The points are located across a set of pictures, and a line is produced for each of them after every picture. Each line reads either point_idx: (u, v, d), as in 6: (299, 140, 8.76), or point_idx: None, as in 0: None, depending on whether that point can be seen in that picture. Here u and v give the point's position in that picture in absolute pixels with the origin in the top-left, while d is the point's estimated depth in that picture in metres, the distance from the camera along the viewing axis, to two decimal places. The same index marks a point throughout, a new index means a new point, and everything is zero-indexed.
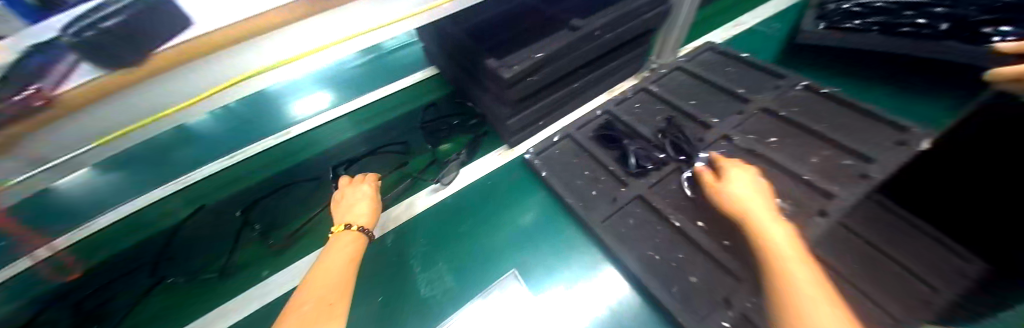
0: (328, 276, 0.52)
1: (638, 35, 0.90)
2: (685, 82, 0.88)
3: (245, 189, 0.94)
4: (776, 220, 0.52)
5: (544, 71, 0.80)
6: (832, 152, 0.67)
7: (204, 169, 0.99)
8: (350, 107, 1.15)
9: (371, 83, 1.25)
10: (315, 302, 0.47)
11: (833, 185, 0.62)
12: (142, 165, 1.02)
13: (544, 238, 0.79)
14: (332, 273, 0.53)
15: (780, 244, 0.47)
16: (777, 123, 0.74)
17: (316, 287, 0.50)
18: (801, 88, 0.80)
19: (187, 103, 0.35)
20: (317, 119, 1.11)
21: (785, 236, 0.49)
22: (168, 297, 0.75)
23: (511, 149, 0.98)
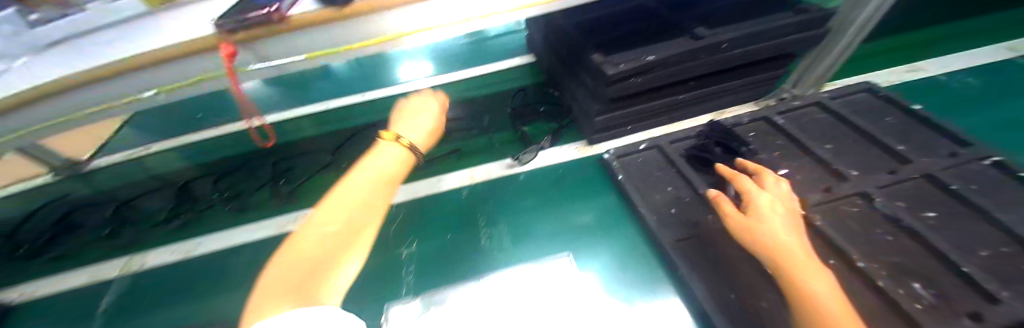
0: (344, 204, 0.50)
1: (772, 57, 0.79)
2: (819, 121, 0.75)
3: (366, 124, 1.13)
4: (811, 260, 0.47)
5: (651, 74, 0.76)
6: (1012, 250, 0.50)
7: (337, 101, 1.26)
8: (452, 79, 1.27)
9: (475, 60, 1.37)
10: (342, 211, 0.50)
11: (998, 284, 0.47)
12: (294, 87, 1.37)
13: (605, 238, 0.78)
14: (353, 197, 0.51)
15: (813, 280, 0.45)
16: (940, 197, 0.58)
17: (326, 215, 0.49)
18: (988, 162, 0.61)
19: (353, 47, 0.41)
20: (424, 83, 1.27)
21: (816, 269, 0.46)
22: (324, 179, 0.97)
23: (591, 146, 0.97)
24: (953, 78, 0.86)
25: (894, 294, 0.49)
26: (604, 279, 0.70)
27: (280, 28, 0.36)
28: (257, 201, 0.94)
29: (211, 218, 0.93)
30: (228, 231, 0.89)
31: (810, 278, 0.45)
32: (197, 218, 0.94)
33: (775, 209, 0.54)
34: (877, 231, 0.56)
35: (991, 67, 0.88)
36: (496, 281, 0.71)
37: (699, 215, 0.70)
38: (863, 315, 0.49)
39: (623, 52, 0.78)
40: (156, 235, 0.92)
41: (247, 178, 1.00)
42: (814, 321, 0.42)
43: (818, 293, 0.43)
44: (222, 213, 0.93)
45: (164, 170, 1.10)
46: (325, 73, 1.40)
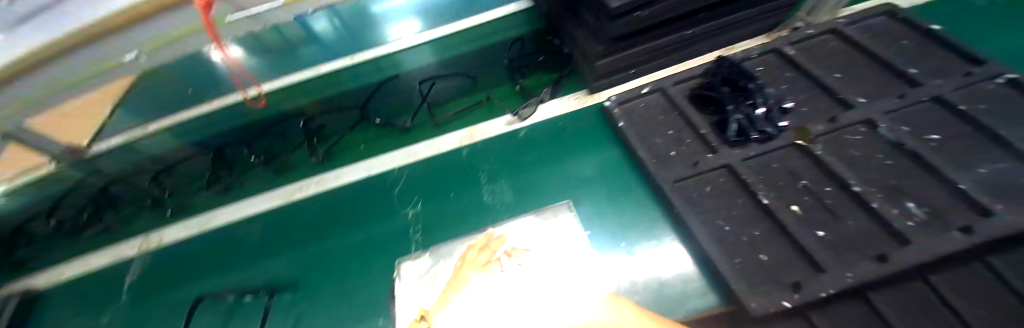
0: None
1: None
2: (832, 49, 0.71)
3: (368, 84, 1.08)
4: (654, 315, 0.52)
5: (655, 6, 0.70)
6: (1011, 166, 0.51)
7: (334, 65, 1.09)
8: (447, 29, 1.14)
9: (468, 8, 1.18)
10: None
11: (989, 197, 0.48)
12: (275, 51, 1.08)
13: (607, 184, 0.78)
14: None
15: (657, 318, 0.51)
16: (948, 119, 0.57)
17: None
18: (1001, 81, 0.59)
19: None
20: (422, 36, 1.13)
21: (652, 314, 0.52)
22: (360, 134, 1.03)
23: (592, 95, 0.93)
24: None
25: (889, 216, 0.51)
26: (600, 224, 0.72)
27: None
28: (293, 161, 1.00)
29: (256, 177, 0.98)
30: (245, 200, 0.95)
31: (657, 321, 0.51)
32: (235, 182, 0.98)
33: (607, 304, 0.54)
34: (877, 156, 0.56)
35: None
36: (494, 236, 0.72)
37: (698, 154, 0.69)
38: (853, 234, 0.51)
39: None
40: (201, 198, 0.97)
41: (280, 139, 1.04)
42: None
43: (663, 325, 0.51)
44: (264, 173, 0.98)
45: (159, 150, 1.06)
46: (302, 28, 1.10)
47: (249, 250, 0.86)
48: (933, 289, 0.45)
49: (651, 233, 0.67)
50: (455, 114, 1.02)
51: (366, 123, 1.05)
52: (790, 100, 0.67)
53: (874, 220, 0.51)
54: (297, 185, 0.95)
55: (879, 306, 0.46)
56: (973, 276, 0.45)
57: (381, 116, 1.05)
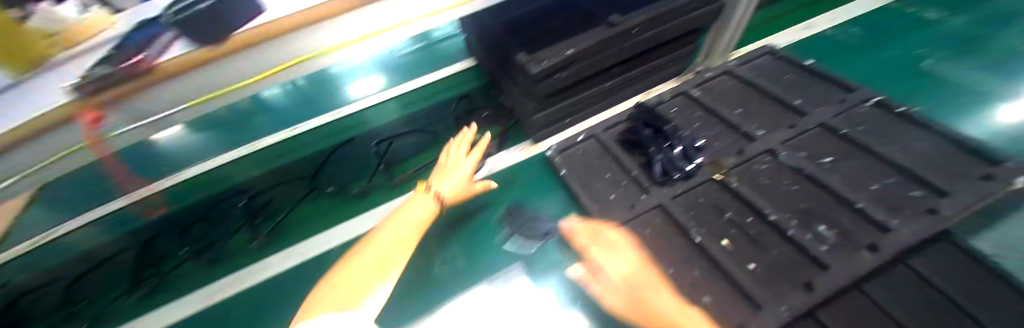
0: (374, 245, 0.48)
1: (685, 34, 0.82)
2: (732, 87, 0.79)
3: (318, 151, 1.08)
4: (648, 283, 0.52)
5: (573, 68, 0.76)
6: (895, 181, 0.56)
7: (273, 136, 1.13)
8: (397, 91, 1.23)
9: (421, 69, 1.30)
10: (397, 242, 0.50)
11: (883, 213, 0.53)
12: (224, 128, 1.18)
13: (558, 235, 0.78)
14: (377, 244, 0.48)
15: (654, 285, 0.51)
16: (836, 142, 0.64)
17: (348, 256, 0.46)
18: (870, 104, 0.68)
19: (282, 68, 0.39)
20: (369, 100, 1.20)
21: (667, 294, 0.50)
22: (311, 205, 0.95)
23: (535, 145, 0.97)
24: (841, 30, 0.94)
25: (805, 241, 0.54)
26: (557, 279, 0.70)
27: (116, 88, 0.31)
28: (233, 249, 0.88)
29: (189, 274, 0.84)
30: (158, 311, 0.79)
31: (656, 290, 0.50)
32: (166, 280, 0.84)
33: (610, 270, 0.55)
34: (785, 182, 0.61)
35: (875, 15, 0.97)
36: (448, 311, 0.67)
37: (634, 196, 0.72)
38: (781, 263, 0.53)
39: (547, 48, 0.77)
40: (119, 309, 0.79)
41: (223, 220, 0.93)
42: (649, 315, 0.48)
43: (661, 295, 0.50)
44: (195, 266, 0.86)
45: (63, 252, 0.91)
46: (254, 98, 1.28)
47: None
48: (872, 300, 0.48)
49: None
50: (415, 173, 0.96)
51: (319, 192, 0.97)
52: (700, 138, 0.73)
53: (794, 248, 0.54)
54: (225, 283, 0.82)
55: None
56: (902, 279, 0.49)
57: (335, 183, 0.98)
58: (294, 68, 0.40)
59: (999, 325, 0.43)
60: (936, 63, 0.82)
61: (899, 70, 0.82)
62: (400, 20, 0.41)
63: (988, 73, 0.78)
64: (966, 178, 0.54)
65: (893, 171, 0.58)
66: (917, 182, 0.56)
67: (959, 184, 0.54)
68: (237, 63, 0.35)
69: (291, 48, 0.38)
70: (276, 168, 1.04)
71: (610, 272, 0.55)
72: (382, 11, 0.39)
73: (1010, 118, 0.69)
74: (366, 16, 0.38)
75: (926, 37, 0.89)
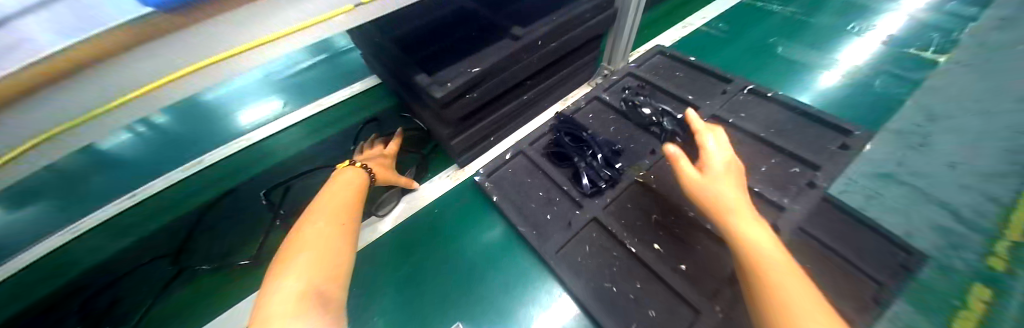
0: (319, 228, 0.46)
1: (587, 41, 0.83)
2: (636, 89, 0.83)
3: (177, 217, 0.79)
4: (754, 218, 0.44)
5: (483, 86, 0.71)
6: (779, 161, 0.64)
7: (110, 205, 0.78)
8: (291, 118, 0.97)
9: (323, 88, 1.07)
10: (325, 221, 0.47)
11: (775, 193, 0.60)
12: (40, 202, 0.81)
13: (501, 269, 0.69)
14: (325, 228, 0.46)
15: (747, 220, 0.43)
16: (728, 130, 0.70)
17: (307, 237, 0.44)
18: (748, 91, 0.77)
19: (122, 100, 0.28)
20: (253, 136, 0.93)
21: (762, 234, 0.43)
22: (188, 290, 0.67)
23: (462, 169, 0.87)
24: (709, 25, 1.07)
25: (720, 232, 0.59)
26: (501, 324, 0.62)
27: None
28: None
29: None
30: None
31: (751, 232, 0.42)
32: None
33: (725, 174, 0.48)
34: None
35: (729, 9, 1.13)
36: None
37: (568, 212, 0.69)
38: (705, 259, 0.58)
39: (450, 67, 0.71)
40: None
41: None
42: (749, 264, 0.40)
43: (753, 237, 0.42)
44: None
45: None
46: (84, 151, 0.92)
47: None
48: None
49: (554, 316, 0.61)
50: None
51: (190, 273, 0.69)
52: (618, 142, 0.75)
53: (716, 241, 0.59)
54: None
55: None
56: (798, 246, 0.56)
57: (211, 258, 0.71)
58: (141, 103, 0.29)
59: (875, 274, 0.51)
60: (785, 48, 0.97)
61: (755, 54, 0.97)
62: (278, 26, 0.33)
63: (812, 48, 0.97)
64: (822, 151, 0.65)
65: (775, 151, 0.66)
66: (794, 159, 0.64)
67: (821, 156, 0.64)
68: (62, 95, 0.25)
69: (151, 66, 0.28)
70: (111, 258, 0.72)
71: (718, 168, 0.48)
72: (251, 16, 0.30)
73: (827, 83, 0.87)
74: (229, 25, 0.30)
75: (767, 25, 1.06)
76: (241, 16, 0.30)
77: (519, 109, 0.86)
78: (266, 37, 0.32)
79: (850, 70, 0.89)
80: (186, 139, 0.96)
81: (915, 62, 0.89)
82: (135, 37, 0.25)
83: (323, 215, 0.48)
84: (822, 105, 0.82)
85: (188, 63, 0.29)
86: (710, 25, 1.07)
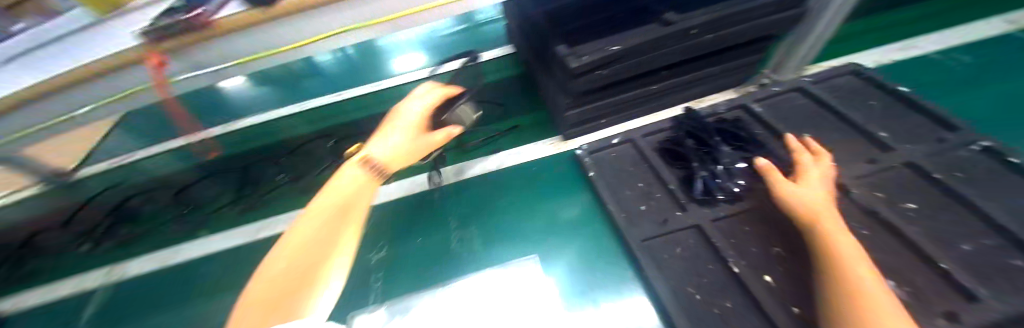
0: (296, 241, 0.51)
1: (754, 40, 0.71)
2: (798, 107, 0.70)
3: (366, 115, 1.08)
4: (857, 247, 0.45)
5: (617, 66, 0.69)
6: (995, 243, 0.47)
7: (321, 99, 1.14)
8: (434, 71, 1.16)
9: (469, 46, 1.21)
10: (307, 229, 0.52)
11: (970, 276, 0.44)
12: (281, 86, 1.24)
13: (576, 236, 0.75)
14: (307, 232, 0.52)
15: (851, 249, 0.44)
16: (918, 186, 0.55)
17: (287, 248, 0.51)
18: (978, 148, 0.57)
19: (333, 32, 0.40)
20: (410, 75, 1.13)
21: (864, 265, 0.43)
22: None
23: (565, 141, 0.93)
24: (944, 55, 0.80)
25: None
26: (563, 272, 0.69)
27: (187, 38, 0.37)
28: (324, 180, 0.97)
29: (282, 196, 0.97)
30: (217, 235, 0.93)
31: (856, 264, 0.42)
32: (262, 202, 0.96)
33: (821, 192, 0.52)
34: (855, 225, 0.53)
35: (993, 42, 0.82)
36: (467, 285, 0.68)
37: (667, 210, 0.66)
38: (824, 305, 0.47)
39: (589, 42, 0.71)
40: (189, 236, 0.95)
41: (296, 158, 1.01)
42: (848, 290, 0.39)
43: (858, 269, 0.41)
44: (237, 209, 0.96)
45: (147, 179, 1.06)
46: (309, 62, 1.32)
47: (205, 290, 0.82)
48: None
49: (613, 285, 0.65)
50: (484, 141, 1.02)
51: None
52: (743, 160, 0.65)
53: None
54: (261, 225, 0.92)
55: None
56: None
57: None
58: (333, 39, 0.41)
59: None
60: None
61: None
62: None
63: None
64: None
65: (992, 231, 0.48)
66: None
67: None
68: (285, 29, 0.38)
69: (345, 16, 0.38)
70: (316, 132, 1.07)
71: (814, 183, 0.54)
72: None
73: None
74: None
75: None
76: None
77: (645, 99, 0.81)
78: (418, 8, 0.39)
79: None
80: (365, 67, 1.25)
81: None
82: None
83: (308, 220, 0.54)
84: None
85: (360, 20, 0.39)
86: (947, 55, 0.80)
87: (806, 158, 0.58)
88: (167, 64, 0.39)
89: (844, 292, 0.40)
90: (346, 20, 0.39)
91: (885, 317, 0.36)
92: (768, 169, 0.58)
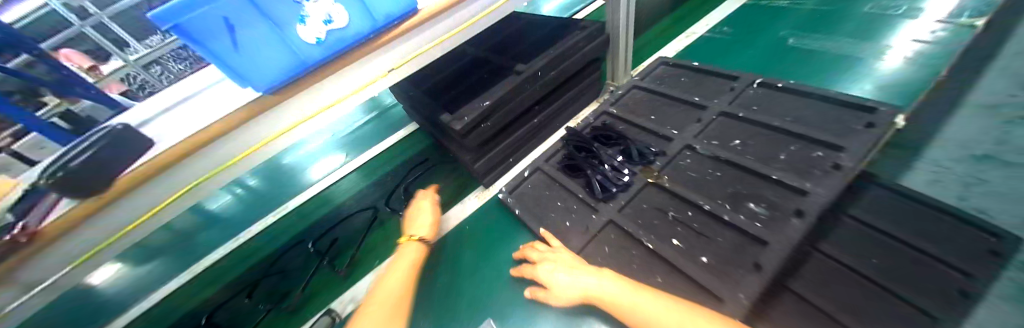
0: (387, 289, 0.64)
1: (586, 64, 0.89)
2: (641, 99, 0.87)
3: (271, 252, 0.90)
4: (605, 277, 0.55)
5: (494, 116, 0.79)
6: (799, 147, 0.63)
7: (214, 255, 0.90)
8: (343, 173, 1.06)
9: (375, 136, 1.17)
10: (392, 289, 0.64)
11: (792, 177, 0.58)
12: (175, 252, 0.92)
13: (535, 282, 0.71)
14: (393, 283, 0.65)
15: (611, 293, 0.53)
16: (738, 125, 0.71)
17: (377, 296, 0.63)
18: (757, 85, 0.77)
19: (222, 168, 0.40)
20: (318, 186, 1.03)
21: (618, 285, 0.53)
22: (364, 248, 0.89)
23: (487, 189, 0.95)
24: (715, 33, 1.09)
25: (741, 222, 0.56)
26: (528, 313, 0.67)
27: (23, 252, 0.30)
28: (291, 309, 0.80)
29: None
30: None
31: (623, 303, 0.51)
32: None
33: (553, 267, 0.61)
34: (712, 170, 0.65)
35: (736, 14, 1.14)
36: None
37: (583, 218, 0.71)
38: (729, 250, 0.54)
39: (465, 104, 0.80)
40: None
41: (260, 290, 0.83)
42: None
43: (628, 304, 0.50)
44: None
45: None
46: (199, 215, 0.99)
47: None
48: (830, 258, 0.57)
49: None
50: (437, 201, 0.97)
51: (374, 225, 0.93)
52: (620, 152, 0.76)
53: (735, 231, 0.56)
54: None
55: (803, 294, 0.54)
56: (856, 230, 0.59)
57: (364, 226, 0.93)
58: (214, 180, 0.41)
59: (947, 254, 0.52)
60: (799, 40, 0.97)
61: (772, 53, 0.97)
62: (309, 110, 0.44)
63: (823, 37, 0.96)
64: (842, 130, 0.62)
65: (791, 138, 0.65)
66: (811, 143, 0.63)
67: (842, 136, 0.61)
68: (150, 195, 0.37)
69: (220, 155, 0.39)
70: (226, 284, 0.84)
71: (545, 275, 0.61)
72: (289, 108, 0.42)
73: (848, 70, 0.86)
74: (271, 116, 0.41)
75: (775, 22, 1.06)
76: (278, 115, 0.41)
77: (533, 131, 0.91)
78: (288, 127, 0.43)
79: (868, 54, 0.88)
80: (276, 198, 1.03)
81: (946, 33, 0.85)
82: (227, 127, 0.37)
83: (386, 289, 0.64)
84: (875, 99, 0.72)
85: (232, 158, 0.40)
86: (716, 29, 1.09)
87: (535, 253, 0.67)
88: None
89: None
90: (218, 162, 0.39)
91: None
92: (535, 297, 0.64)
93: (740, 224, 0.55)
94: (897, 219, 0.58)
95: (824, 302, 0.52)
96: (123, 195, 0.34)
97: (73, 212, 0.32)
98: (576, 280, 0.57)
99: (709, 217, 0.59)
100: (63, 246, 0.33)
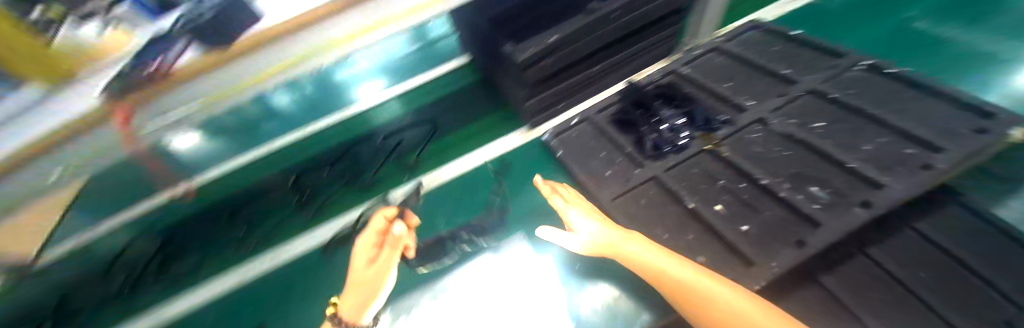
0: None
1: (666, 15, 0.82)
2: (718, 64, 0.81)
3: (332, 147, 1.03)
4: (633, 237, 0.56)
5: (558, 54, 0.77)
6: (888, 140, 0.58)
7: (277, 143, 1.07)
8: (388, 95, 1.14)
9: (420, 64, 1.22)
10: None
11: (869, 168, 0.55)
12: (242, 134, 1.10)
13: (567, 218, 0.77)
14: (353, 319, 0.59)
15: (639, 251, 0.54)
16: (822, 107, 0.66)
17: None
18: (861, 68, 0.69)
19: (335, 44, 0.32)
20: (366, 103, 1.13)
21: (649, 247, 0.54)
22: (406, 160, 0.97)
23: (531, 130, 0.96)
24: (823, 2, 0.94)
25: (796, 201, 0.55)
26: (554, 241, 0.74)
27: (157, 86, 0.29)
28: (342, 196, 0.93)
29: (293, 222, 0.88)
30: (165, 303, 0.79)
31: (653, 261, 0.52)
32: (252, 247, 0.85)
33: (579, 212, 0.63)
34: (779, 148, 0.62)
35: None
36: (466, 275, 0.72)
37: (626, 170, 0.72)
38: (773, 224, 0.55)
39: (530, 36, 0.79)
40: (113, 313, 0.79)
41: (325, 172, 0.97)
42: (672, 295, 0.49)
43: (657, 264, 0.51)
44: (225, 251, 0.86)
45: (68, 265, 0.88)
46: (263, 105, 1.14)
47: None
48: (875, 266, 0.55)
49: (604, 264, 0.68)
50: (483, 132, 1.01)
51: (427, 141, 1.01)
52: (682, 114, 0.73)
53: (786, 209, 0.56)
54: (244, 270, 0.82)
55: (834, 289, 0.54)
56: (907, 242, 0.56)
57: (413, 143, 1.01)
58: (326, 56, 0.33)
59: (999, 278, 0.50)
60: (928, 24, 0.83)
61: (888, 36, 0.84)
62: None
63: (960, 26, 0.81)
64: (950, 131, 0.55)
65: (881, 130, 0.59)
66: (904, 138, 0.57)
67: (947, 137, 0.55)
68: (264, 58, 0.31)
69: (341, 26, 0.32)
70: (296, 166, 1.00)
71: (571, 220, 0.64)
72: None
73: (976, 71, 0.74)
74: None
75: None
76: None
77: (592, 78, 0.89)
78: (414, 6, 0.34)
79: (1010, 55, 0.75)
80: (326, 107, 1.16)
81: None
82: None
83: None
84: None
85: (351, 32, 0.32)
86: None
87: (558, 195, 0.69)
88: (131, 122, 0.30)
89: (671, 296, 0.49)
90: (337, 33, 0.32)
91: (701, 293, 0.47)
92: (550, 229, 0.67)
93: (795, 203, 0.55)
94: (967, 238, 0.54)
95: (855, 302, 0.52)
96: (241, 56, 0.30)
97: (203, 61, 0.29)
98: (597, 231, 0.59)
99: (762, 191, 0.58)
100: (184, 95, 0.30)
